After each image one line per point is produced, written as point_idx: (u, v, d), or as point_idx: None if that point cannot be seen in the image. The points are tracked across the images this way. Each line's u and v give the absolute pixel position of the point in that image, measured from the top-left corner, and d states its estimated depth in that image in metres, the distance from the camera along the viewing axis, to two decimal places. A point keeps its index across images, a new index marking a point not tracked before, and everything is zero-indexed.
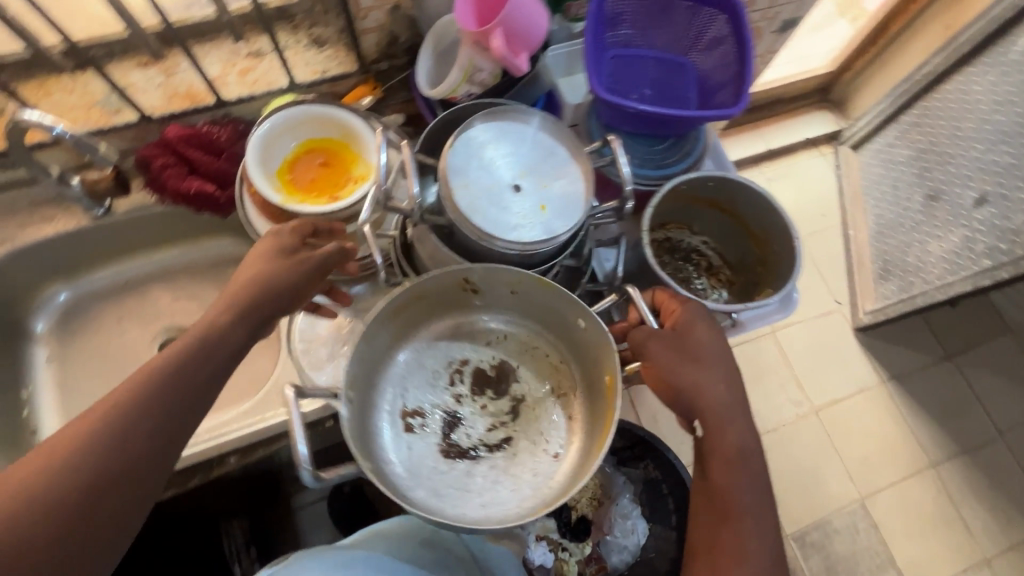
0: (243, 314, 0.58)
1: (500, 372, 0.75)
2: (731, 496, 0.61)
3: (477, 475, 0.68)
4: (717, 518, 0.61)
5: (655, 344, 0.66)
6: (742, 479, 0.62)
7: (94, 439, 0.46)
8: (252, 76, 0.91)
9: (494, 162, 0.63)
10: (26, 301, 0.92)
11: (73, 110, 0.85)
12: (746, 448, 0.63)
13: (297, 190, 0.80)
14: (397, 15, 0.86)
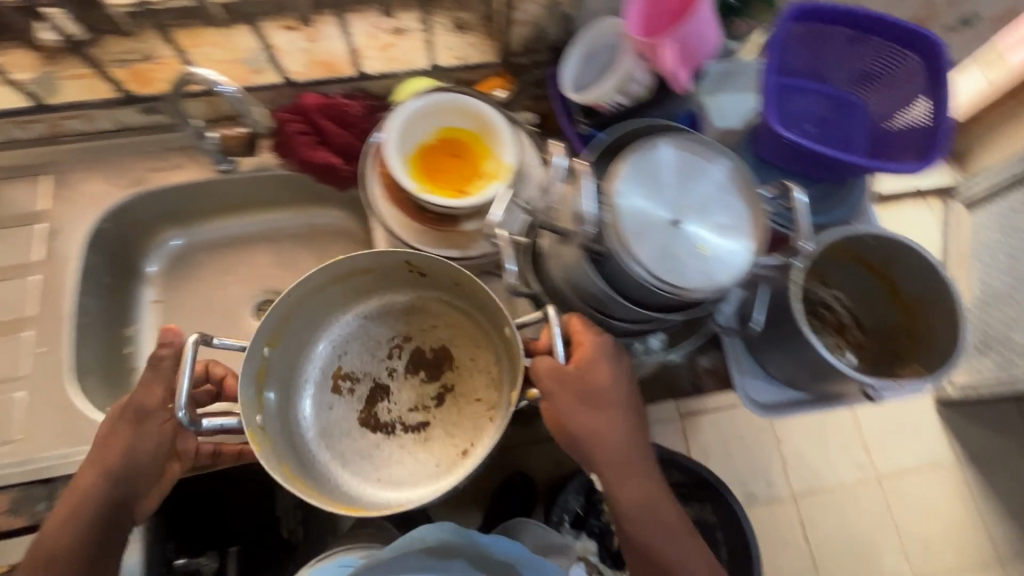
0: (112, 477, 0.65)
1: (440, 358, 0.81)
2: (667, 558, 0.64)
3: (387, 450, 0.77)
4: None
5: (565, 405, 0.62)
6: (676, 540, 0.64)
7: (83, 508, 0.64)
8: (391, 53, 0.90)
9: (662, 192, 0.58)
10: (141, 243, 0.93)
11: (220, 64, 0.86)
12: (642, 496, 0.64)
13: (427, 179, 0.77)
14: (551, 12, 0.83)
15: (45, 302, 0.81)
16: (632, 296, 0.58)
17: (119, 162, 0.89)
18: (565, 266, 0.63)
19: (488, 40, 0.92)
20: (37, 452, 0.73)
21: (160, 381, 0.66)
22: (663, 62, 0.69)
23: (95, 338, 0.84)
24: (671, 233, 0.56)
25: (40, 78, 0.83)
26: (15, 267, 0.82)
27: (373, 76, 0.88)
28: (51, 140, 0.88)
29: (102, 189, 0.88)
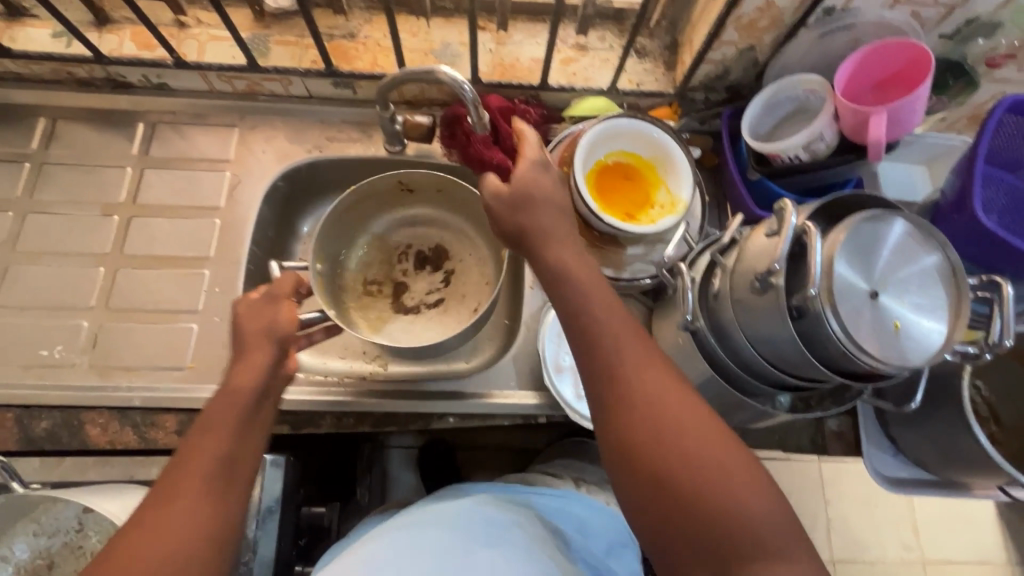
0: (261, 362, 0.65)
1: (435, 253, 0.95)
2: (695, 474, 0.50)
3: (422, 325, 0.89)
4: (695, 512, 0.49)
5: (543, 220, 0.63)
6: (710, 446, 0.51)
7: (237, 386, 0.63)
8: (572, 67, 0.92)
9: (875, 265, 0.59)
10: (301, 203, 0.98)
11: (414, 51, 0.91)
12: (671, 401, 0.54)
13: (601, 198, 0.80)
14: (743, 56, 0.84)
15: (223, 246, 0.87)
16: (821, 356, 0.60)
17: (301, 126, 0.95)
18: (747, 315, 0.65)
19: (666, 70, 0.94)
20: (204, 383, 0.80)
21: (293, 280, 0.72)
22: (868, 134, 0.72)
23: (257, 287, 0.90)
24: (871, 305, 0.58)
25: (252, 40, 0.90)
26: (201, 208, 0.89)
27: (554, 89, 0.91)
28: (246, 96, 0.94)
29: (283, 149, 0.93)
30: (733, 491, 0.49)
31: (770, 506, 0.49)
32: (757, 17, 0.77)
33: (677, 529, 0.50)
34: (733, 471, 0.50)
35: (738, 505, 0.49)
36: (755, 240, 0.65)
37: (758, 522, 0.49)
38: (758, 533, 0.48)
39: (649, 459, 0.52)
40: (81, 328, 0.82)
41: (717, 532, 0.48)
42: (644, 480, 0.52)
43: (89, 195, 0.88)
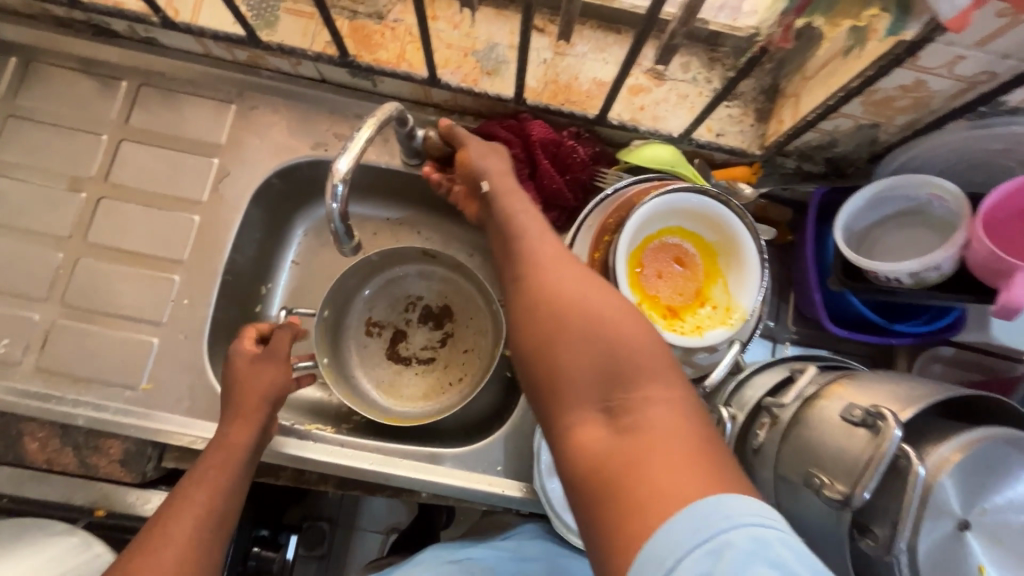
0: (261, 419, 0.63)
1: (443, 312, 0.86)
2: (568, 297, 0.46)
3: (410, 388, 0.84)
4: (568, 338, 0.44)
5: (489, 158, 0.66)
6: (603, 307, 0.45)
7: (237, 439, 0.61)
8: (641, 100, 0.75)
9: (980, 506, 0.45)
10: (300, 201, 0.85)
11: (451, 48, 0.74)
12: (548, 249, 0.53)
13: (642, 286, 0.66)
14: (862, 131, 0.66)
15: (199, 250, 0.76)
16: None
17: (307, 115, 0.80)
18: (792, 497, 0.52)
19: (756, 119, 0.75)
20: (158, 410, 0.71)
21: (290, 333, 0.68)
22: (1006, 288, 0.55)
23: (234, 299, 0.79)
24: (955, 551, 0.45)
25: (259, 4, 0.74)
26: (180, 200, 0.77)
27: (613, 125, 0.74)
28: (247, 68, 0.79)
29: (282, 141, 0.79)
30: (628, 345, 0.43)
31: (644, 334, 0.44)
32: (897, 94, 0.58)
33: (554, 354, 0.45)
34: (612, 307, 0.45)
35: (607, 325, 0.44)
36: (829, 417, 0.50)
37: (636, 349, 0.43)
38: (635, 355, 0.42)
39: (524, 291, 0.49)
40: (32, 323, 0.72)
41: (592, 349, 0.43)
42: (520, 311, 0.48)
43: (56, 163, 0.76)
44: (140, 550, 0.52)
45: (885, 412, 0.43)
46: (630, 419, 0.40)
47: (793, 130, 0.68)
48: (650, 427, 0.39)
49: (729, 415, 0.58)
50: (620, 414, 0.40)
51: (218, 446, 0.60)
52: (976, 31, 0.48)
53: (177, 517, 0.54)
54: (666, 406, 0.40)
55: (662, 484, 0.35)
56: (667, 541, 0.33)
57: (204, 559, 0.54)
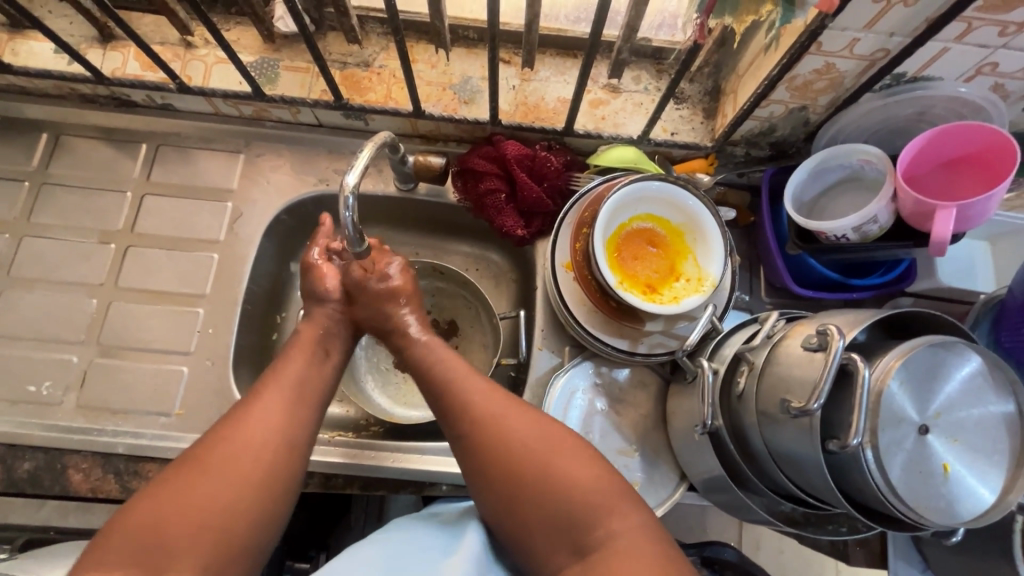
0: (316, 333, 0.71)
1: (449, 326, 0.94)
2: (519, 453, 0.59)
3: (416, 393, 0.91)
4: (538, 499, 0.57)
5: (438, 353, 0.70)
6: (552, 451, 0.59)
7: (301, 350, 0.69)
8: (601, 111, 0.85)
9: (932, 405, 0.51)
10: (306, 233, 0.94)
11: (431, 85, 0.85)
12: (496, 402, 0.63)
13: (622, 268, 0.74)
14: (793, 114, 0.76)
15: (220, 284, 0.83)
16: (852, 489, 0.53)
17: (309, 156, 0.89)
18: (772, 428, 0.58)
19: (704, 117, 0.86)
20: (191, 432, 0.77)
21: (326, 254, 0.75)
22: (932, 229, 0.64)
23: (253, 326, 0.86)
24: (919, 444, 0.51)
25: (260, 64, 0.85)
26: (200, 241, 0.85)
27: (580, 134, 0.84)
28: (252, 121, 0.90)
29: (288, 181, 0.89)
30: (577, 484, 0.57)
31: (597, 473, 0.58)
32: (813, 78, 0.68)
33: (533, 509, 0.58)
34: (559, 450, 0.59)
35: (569, 480, 0.57)
36: (793, 351, 0.57)
37: (596, 491, 0.57)
38: (588, 495, 0.56)
39: (490, 454, 0.60)
40: (71, 364, 0.79)
41: (550, 494, 0.57)
42: (491, 475, 0.60)
43: (86, 221, 0.85)
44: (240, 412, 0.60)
45: (829, 328, 0.50)
46: (602, 556, 0.54)
47: (735, 120, 0.78)
48: (618, 564, 0.53)
49: (709, 367, 0.65)
50: (591, 553, 0.55)
51: (302, 349, 0.68)
52: (860, 18, 0.58)
53: (272, 392, 0.62)
54: (628, 534, 0.54)
55: None
56: None
57: (298, 426, 0.61)
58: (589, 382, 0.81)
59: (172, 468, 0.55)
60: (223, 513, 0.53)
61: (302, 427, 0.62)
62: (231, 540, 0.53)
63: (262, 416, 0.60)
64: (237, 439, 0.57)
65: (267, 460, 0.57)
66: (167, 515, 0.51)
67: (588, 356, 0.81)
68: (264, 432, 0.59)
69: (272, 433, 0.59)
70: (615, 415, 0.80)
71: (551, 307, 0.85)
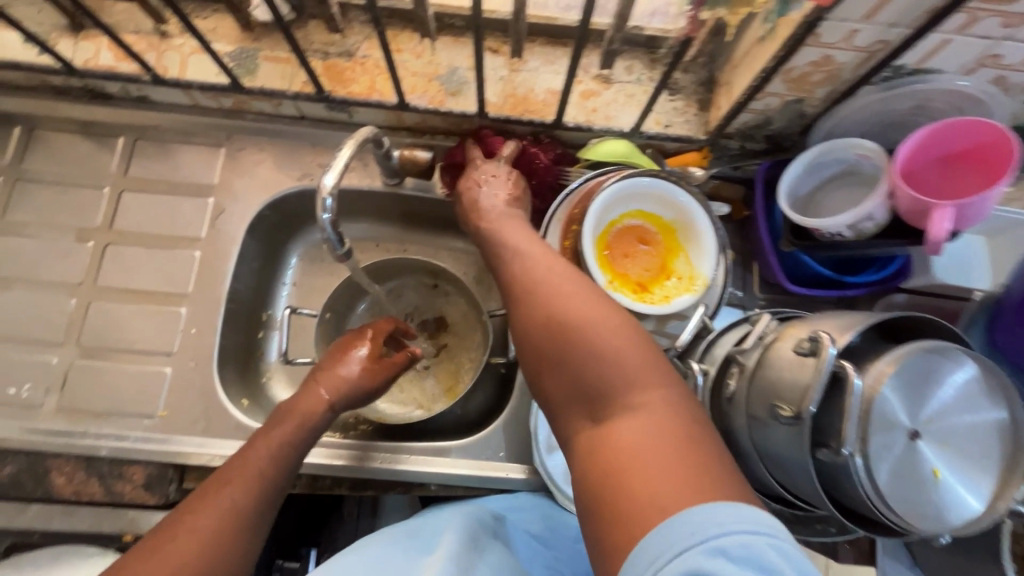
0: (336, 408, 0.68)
1: (439, 324, 0.92)
2: (555, 312, 0.52)
3: (406, 391, 0.89)
4: (564, 359, 0.50)
5: (503, 229, 0.67)
6: (590, 316, 0.50)
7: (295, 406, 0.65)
8: (593, 103, 0.83)
9: (924, 413, 0.50)
10: (291, 229, 0.92)
11: (416, 75, 0.82)
12: (545, 265, 0.58)
13: (613, 266, 0.72)
14: (790, 107, 0.73)
15: (203, 282, 0.82)
16: (838, 494, 0.52)
17: (292, 149, 0.87)
18: (759, 431, 0.57)
19: (698, 109, 0.83)
20: (176, 434, 0.76)
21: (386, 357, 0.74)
22: (928, 227, 0.63)
23: (238, 325, 0.84)
24: (909, 451, 0.50)
25: (239, 54, 0.82)
26: (181, 238, 0.83)
27: (570, 127, 0.82)
28: (233, 114, 0.87)
29: (270, 175, 0.86)
30: (608, 349, 0.48)
31: (634, 347, 0.48)
32: (810, 71, 0.66)
33: (557, 372, 0.50)
34: (594, 314, 0.50)
35: (603, 346, 0.48)
36: (783, 355, 0.56)
37: (626, 362, 0.47)
38: (619, 364, 0.47)
39: (528, 318, 0.54)
40: (51, 366, 0.77)
41: (579, 358, 0.49)
42: (528, 328, 0.53)
43: (64, 219, 0.83)
44: (214, 488, 0.56)
45: (823, 335, 0.49)
46: (614, 421, 0.46)
47: (730, 113, 0.75)
48: (631, 433, 0.44)
49: (698, 368, 0.65)
50: (606, 417, 0.46)
51: (291, 420, 0.64)
52: (858, 8, 0.56)
53: (239, 478, 0.57)
54: (654, 408, 0.45)
55: (642, 483, 0.41)
56: (653, 546, 0.37)
57: (251, 530, 0.55)
58: None
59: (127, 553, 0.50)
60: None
61: (258, 525, 0.56)
62: None
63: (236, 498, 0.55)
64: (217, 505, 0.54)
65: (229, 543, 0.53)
66: None
67: None
68: (221, 529, 0.53)
69: (224, 530, 0.53)
70: None
71: None
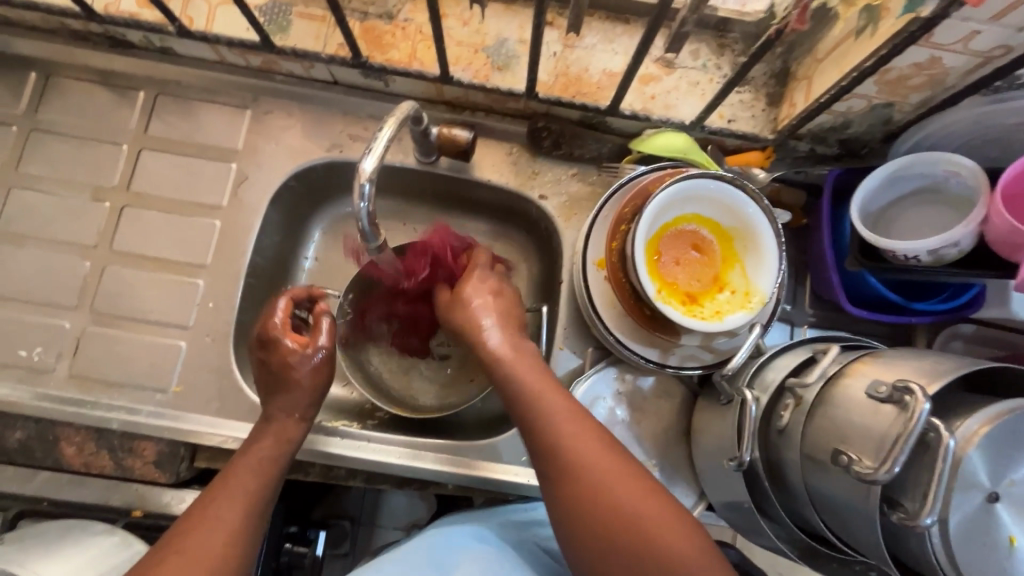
0: (306, 416, 0.68)
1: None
2: (591, 480, 0.53)
3: (426, 381, 0.85)
4: (606, 534, 0.51)
5: (504, 359, 0.63)
6: (621, 481, 0.53)
7: (273, 419, 0.66)
8: (652, 89, 0.76)
9: (1011, 477, 0.45)
10: (317, 202, 0.87)
11: (461, 45, 0.75)
12: (556, 401, 0.59)
13: (662, 274, 0.67)
14: (875, 112, 0.66)
15: (222, 255, 0.77)
16: (900, 550, 0.48)
17: (322, 116, 0.81)
18: (818, 473, 0.52)
19: (767, 104, 0.76)
20: (188, 411, 0.73)
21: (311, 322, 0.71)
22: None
23: (256, 300, 0.81)
24: (990, 517, 0.45)
25: (271, 9, 0.75)
26: (201, 205, 0.78)
27: (625, 115, 0.75)
28: (261, 74, 0.81)
29: (297, 143, 0.80)
30: (647, 521, 0.51)
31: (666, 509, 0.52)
32: (910, 73, 0.58)
33: (601, 556, 0.51)
34: (624, 477, 0.53)
35: (643, 515, 0.51)
36: (854, 395, 0.51)
37: (660, 529, 0.51)
38: (659, 534, 0.50)
39: (561, 480, 0.55)
40: (63, 330, 0.74)
41: (625, 536, 0.51)
42: (563, 498, 0.54)
43: (79, 175, 0.78)
44: (199, 506, 0.56)
45: (912, 386, 0.44)
46: None
47: (806, 112, 0.68)
48: None
49: (751, 397, 0.58)
50: None
51: (270, 437, 0.65)
52: (990, 6, 0.48)
53: (225, 495, 0.57)
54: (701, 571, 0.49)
55: None
56: None
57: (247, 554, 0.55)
58: (612, 391, 0.75)
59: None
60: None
61: (249, 545, 0.56)
62: None
63: (222, 512, 0.56)
64: (209, 521, 0.54)
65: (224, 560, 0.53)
66: None
67: (613, 361, 0.75)
68: (215, 547, 0.53)
69: (220, 548, 0.53)
70: (636, 425, 0.75)
71: (575, 304, 0.78)
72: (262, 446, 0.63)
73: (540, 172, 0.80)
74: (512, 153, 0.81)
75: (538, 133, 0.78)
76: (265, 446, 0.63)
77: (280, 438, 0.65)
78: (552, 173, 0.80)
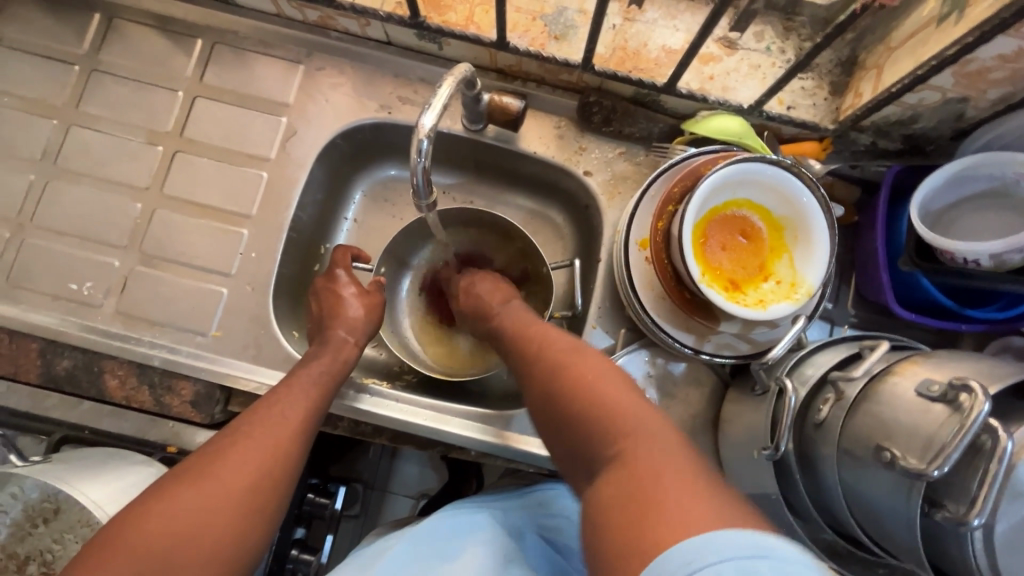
0: (359, 339, 0.72)
1: None
2: (563, 376, 0.54)
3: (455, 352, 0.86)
4: (571, 422, 0.51)
5: (506, 317, 0.69)
6: (594, 375, 0.52)
7: (328, 342, 0.70)
8: (711, 69, 0.74)
9: None
10: (362, 163, 0.88)
11: (520, 12, 0.74)
12: (546, 334, 0.62)
13: (708, 259, 0.65)
14: (948, 106, 0.63)
15: (267, 206, 0.78)
16: (936, 552, 0.48)
17: (373, 76, 0.81)
18: (857, 470, 0.51)
19: (829, 93, 0.73)
20: (226, 356, 0.75)
21: (339, 283, 0.75)
22: None
23: (297, 255, 0.82)
24: None
25: None
26: (250, 156, 0.79)
27: (682, 94, 0.73)
28: (316, 29, 0.81)
29: (347, 101, 0.81)
30: (608, 406, 0.49)
31: (635, 402, 0.49)
32: (993, 67, 0.56)
33: (565, 430, 0.52)
34: (598, 373, 0.53)
35: (607, 402, 0.49)
36: (902, 393, 0.49)
37: (624, 412, 0.48)
38: (622, 417, 0.48)
39: (539, 374, 0.57)
40: (112, 268, 0.76)
41: (588, 421, 0.50)
42: (541, 390, 0.56)
43: (135, 118, 0.80)
44: (263, 405, 0.60)
45: (972, 385, 0.42)
46: (617, 468, 0.45)
47: (873, 102, 0.66)
48: (638, 470, 0.43)
49: (791, 388, 0.57)
50: (615, 464, 0.45)
51: (328, 355, 0.69)
52: None
53: (288, 396, 0.61)
54: (666, 453, 0.43)
55: (662, 504, 0.39)
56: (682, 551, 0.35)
57: (293, 471, 0.57)
58: (643, 374, 0.75)
59: (177, 469, 0.53)
60: (236, 520, 0.51)
61: (296, 462, 0.58)
62: (215, 529, 0.49)
63: (277, 416, 0.59)
64: (269, 424, 0.58)
65: (271, 468, 0.55)
66: (176, 519, 0.48)
67: (646, 344, 0.75)
68: (282, 439, 0.57)
69: (285, 438, 0.58)
70: (663, 410, 0.74)
71: (612, 284, 0.77)
72: (324, 366, 0.67)
73: (587, 148, 0.79)
74: (560, 127, 0.80)
75: (588, 107, 0.77)
76: (326, 368, 0.67)
77: (337, 363, 0.69)
78: (599, 150, 0.79)
